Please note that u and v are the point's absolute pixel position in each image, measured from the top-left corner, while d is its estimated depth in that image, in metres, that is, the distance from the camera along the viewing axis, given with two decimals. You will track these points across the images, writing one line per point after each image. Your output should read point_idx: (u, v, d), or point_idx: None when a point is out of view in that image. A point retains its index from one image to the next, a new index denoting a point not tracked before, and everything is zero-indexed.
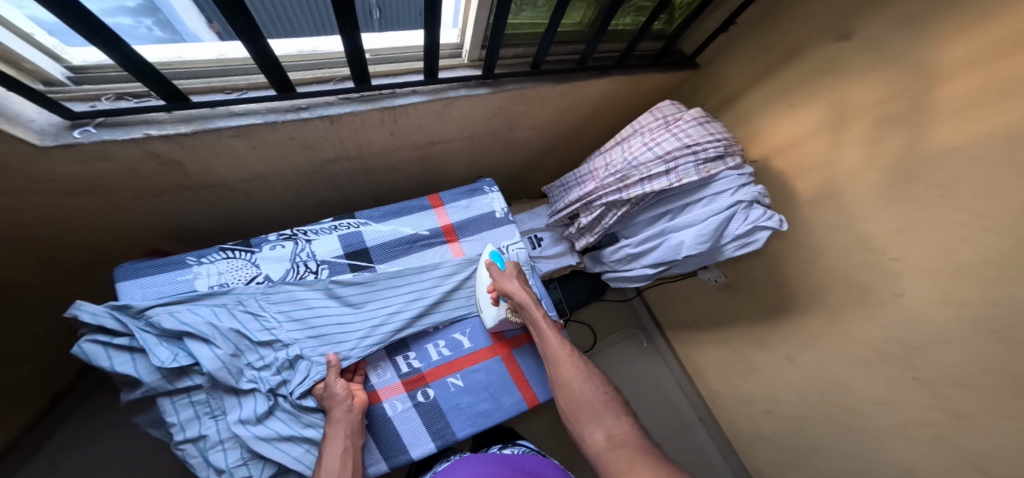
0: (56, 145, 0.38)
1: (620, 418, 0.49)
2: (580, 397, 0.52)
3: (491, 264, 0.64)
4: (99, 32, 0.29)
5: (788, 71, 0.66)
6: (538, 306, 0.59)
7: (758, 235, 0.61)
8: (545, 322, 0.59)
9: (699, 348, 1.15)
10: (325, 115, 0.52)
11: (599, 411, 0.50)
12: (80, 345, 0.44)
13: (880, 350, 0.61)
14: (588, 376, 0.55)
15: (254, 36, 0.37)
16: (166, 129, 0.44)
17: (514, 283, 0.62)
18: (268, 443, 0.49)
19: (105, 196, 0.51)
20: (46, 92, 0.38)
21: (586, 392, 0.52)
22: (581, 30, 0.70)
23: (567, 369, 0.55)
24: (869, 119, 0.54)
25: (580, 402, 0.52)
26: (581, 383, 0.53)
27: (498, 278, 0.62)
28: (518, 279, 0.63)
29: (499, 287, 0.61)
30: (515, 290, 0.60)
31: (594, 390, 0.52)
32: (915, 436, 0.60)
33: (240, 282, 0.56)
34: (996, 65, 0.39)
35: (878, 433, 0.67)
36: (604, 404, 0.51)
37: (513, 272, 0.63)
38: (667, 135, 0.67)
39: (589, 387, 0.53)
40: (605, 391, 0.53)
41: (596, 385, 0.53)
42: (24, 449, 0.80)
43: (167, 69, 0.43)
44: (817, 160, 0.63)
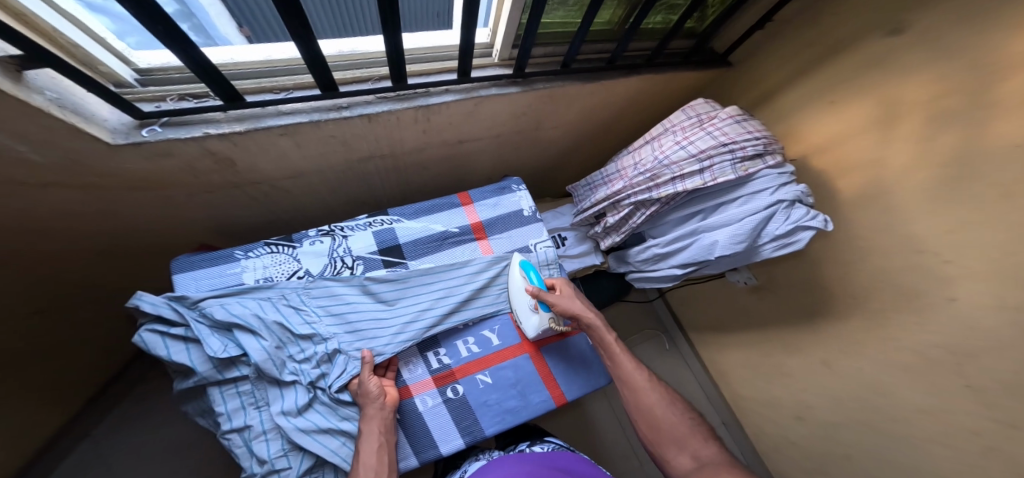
0: (127, 142, 0.40)
1: (706, 441, 0.49)
2: (664, 422, 0.52)
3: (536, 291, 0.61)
4: (170, 33, 0.31)
5: (831, 67, 0.64)
6: (608, 329, 0.60)
7: (800, 235, 0.59)
8: (617, 345, 0.59)
9: (725, 351, 1.12)
10: (364, 114, 0.53)
11: (683, 436, 0.50)
12: (140, 334, 0.46)
13: (928, 356, 0.58)
14: (670, 401, 0.54)
15: (305, 36, 0.38)
16: (223, 128, 0.46)
17: (576, 304, 0.62)
18: (307, 435, 0.51)
19: (163, 192, 0.53)
20: (119, 93, 0.40)
21: (671, 417, 0.52)
22: (610, 29, 0.68)
23: (648, 395, 0.54)
24: (920, 115, 0.51)
25: (664, 427, 0.51)
26: (665, 408, 0.53)
27: (557, 299, 0.61)
28: (578, 300, 0.63)
29: (561, 309, 0.61)
30: (582, 312, 0.61)
31: (678, 415, 0.52)
32: (966, 448, 0.56)
33: (282, 276, 0.58)
34: None
35: (925, 444, 0.63)
36: (689, 428, 0.51)
37: (571, 293, 0.64)
38: (702, 133, 0.65)
39: (673, 412, 0.53)
40: (689, 416, 0.53)
41: (679, 411, 0.53)
42: (80, 429, 0.85)
43: (225, 70, 0.45)
44: (862, 158, 0.61)
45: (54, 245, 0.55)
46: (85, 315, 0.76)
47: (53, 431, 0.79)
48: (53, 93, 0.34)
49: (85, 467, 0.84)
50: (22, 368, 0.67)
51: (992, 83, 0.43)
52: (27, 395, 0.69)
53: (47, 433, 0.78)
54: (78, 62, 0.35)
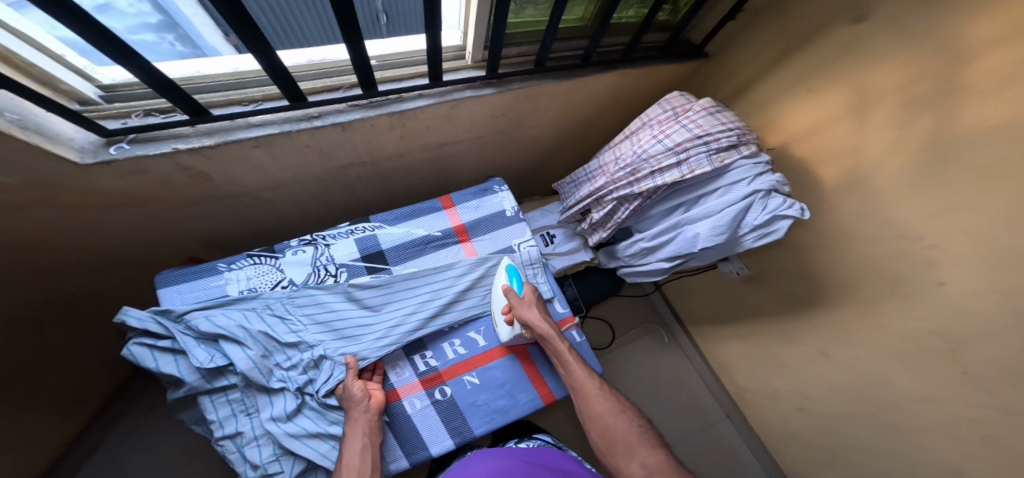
0: (95, 161, 0.42)
1: (654, 449, 0.51)
2: (615, 431, 0.53)
3: (508, 290, 0.62)
4: (119, 50, 0.31)
5: (803, 55, 0.63)
6: (559, 338, 0.60)
7: (779, 224, 0.58)
8: (569, 354, 0.59)
9: (723, 343, 1.12)
10: (336, 122, 0.54)
11: (633, 444, 0.51)
12: (129, 347, 0.48)
13: (920, 340, 0.58)
14: (620, 409, 0.56)
15: (263, 47, 0.38)
16: (192, 142, 0.47)
17: (534, 311, 0.61)
18: (297, 440, 0.53)
19: (143, 207, 0.55)
20: (82, 110, 0.41)
21: (620, 425, 0.54)
22: (585, 25, 0.68)
23: (598, 404, 0.56)
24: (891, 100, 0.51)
25: (616, 435, 0.53)
26: (615, 417, 0.54)
27: (516, 305, 0.61)
28: (536, 307, 0.62)
29: (520, 316, 0.59)
30: (535, 320, 0.60)
31: (628, 423, 0.54)
32: (966, 434, 0.56)
33: (266, 286, 0.59)
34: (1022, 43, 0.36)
35: (924, 431, 0.63)
36: (639, 436, 0.52)
37: (531, 300, 0.62)
38: (677, 126, 0.65)
39: (623, 420, 0.54)
40: (639, 424, 0.54)
41: (629, 418, 0.55)
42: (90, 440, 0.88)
43: (189, 84, 0.45)
44: (840, 145, 0.60)
45: (46, 263, 0.57)
46: (84, 329, 0.78)
47: (63, 443, 0.82)
48: (14, 115, 0.35)
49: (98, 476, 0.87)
50: (27, 384, 0.68)
51: (960, 66, 0.42)
52: (33, 410, 0.71)
53: (57, 446, 0.80)
54: (38, 81, 0.35)
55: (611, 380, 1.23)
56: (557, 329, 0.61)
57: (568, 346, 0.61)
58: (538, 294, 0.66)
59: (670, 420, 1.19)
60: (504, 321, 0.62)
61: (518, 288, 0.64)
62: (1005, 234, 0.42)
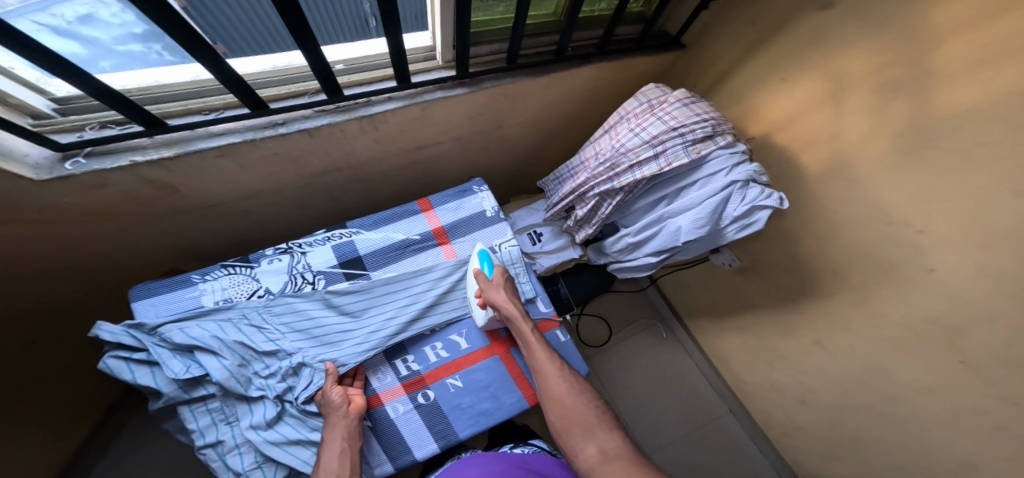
0: (51, 177, 0.42)
1: (611, 431, 0.52)
2: (572, 411, 0.54)
3: (479, 273, 0.63)
4: (56, 63, 0.31)
5: (776, 43, 0.62)
6: (525, 319, 0.60)
7: (758, 215, 0.57)
8: (532, 335, 0.60)
9: (721, 336, 1.11)
10: (302, 129, 0.54)
11: (590, 425, 0.52)
12: (104, 361, 0.48)
13: (917, 330, 0.56)
14: (580, 390, 0.57)
15: (211, 56, 0.38)
16: (151, 154, 0.46)
17: (502, 293, 0.61)
18: (278, 447, 0.53)
19: (115, 221, 0.55)
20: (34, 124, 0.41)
21: (578, 407, 0.55)
22: (556, 19, 0.67)
23: (559, 385, 0.56)
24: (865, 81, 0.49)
25: (573, 416, 0.54)
26: (574, 398, 0.55)
27: (485, 287, 0.61)
28: (505, 289, 0.62)
29: (487, 297, 0.60)
30: (503, 302, 0.60)
31: (585, 404, 0.55)
32: (970, 426, 0.54)
33: (242, 296, 0.59)
34: (993, 24, 0.35)
35: (928, 423, 0.61)
36: (596, 418, 0.53)
37: (500, 282, 0.62)
38: (652, 119, 0.63)
39: (580, 401, 0.55)
40: (596, 405, 0.55)
41: (587, 399, 0.56)
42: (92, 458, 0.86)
43: (147, 94, 0.45)
44: (821, 132, 0.58)
45: (22, 282, 0.57)
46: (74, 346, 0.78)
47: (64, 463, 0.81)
48: None
49: None
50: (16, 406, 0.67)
51: (933, 47, 0.41)
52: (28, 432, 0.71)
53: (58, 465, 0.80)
54: None
55: (610, 377, 1.22)
56: (523, 311, 0.61)
57: (533, 328, 0.61)
58: (510, 279, 0.65)
59: (671, 416, 1.18)
60: (477, 305, 0.62)
61: (489, 271, 0.64)
62: (992, 216, 0.40)
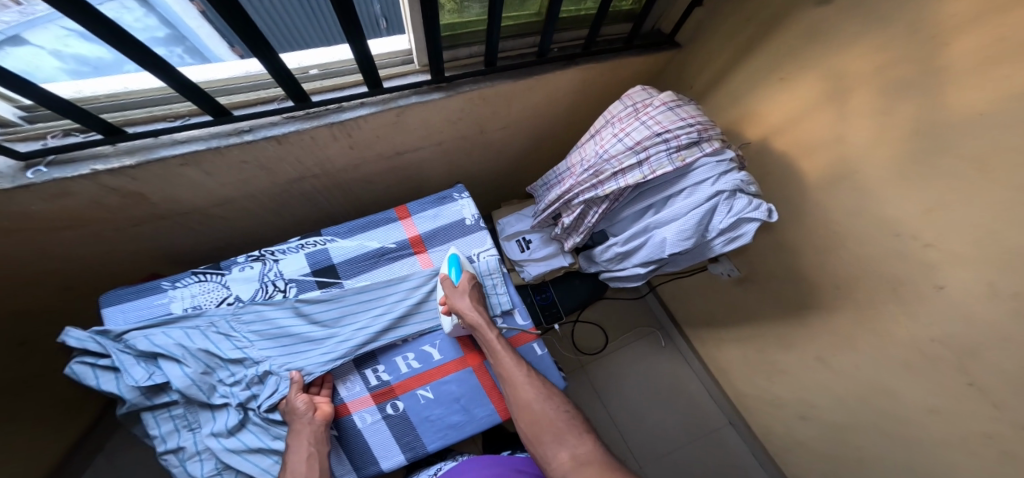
0: (13, 186, 0.42)
1: (582, 435, 0.52)
2: (542, 418, 0.52)
3: (445, 278, 0.63)
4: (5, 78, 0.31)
5: (773, 41, 0.57)
6: (490, 327, 0.58)
7: (746, 227, 0.53)
8: (498, 343, 0.58)
9: (721, 347, 1.05)
10: (269, 136, 0.53)
11: (561, 432, 0.51)
12: (70, 366, 0.48)
13: (926, 352, 0.51)
14: (549, 396, 0.54)
15: (161, 65, 0.37)
16: (112, 162, 0.46)
17: (466, 300, 0.59)
18: (237, 454, 0.52)
19: (89, 228, 0.56)
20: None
21: (547, 413, 0.52)
22: (540, 20, 0.64)
23: (526, 392, 0.54)
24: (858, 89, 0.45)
25: (543, 423, 0.52)
26: (542, 404, 0.53)
27: (449, 294, 0.60)
28: (469, 295, 0.60)
29: (451, 306, 0.58)
30: (467, 309, 0.58)
31: (555, 410, 0.53)
32: (989, 463, 0.48)
33: (211, 303, 0.58)
34: (1007, 16, 0.31)
35: (944, 456, 0.55)
36: (566, 422, 0.52)
37: (465, 288, 0.60)
38: (636, 123, 0.59)
39: (550, 407, 0.53)
40: (565, 410, 0.54)
41: (557, 405, 0.54)
42: (79, 463, 0.85)
43: (114, 100, 0.46)
44: (820, 137, 0.54)
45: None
46: (57, 351, 0.78)
47: (48, 469, 0.79)
48: None
49: None
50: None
51: (940, 46, 0.37)
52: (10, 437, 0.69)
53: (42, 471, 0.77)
54: None
55: (604, 385, 1.19)
56: (489, 319, 0.59)
57: (498, 335, 0.59)
58: (477, 284, 0.63)
59: (668, 428, 1.13)
60: (444, 312, 0.61)
61: (456, 276, 0.63)
62: (1007, 232, 0.36)
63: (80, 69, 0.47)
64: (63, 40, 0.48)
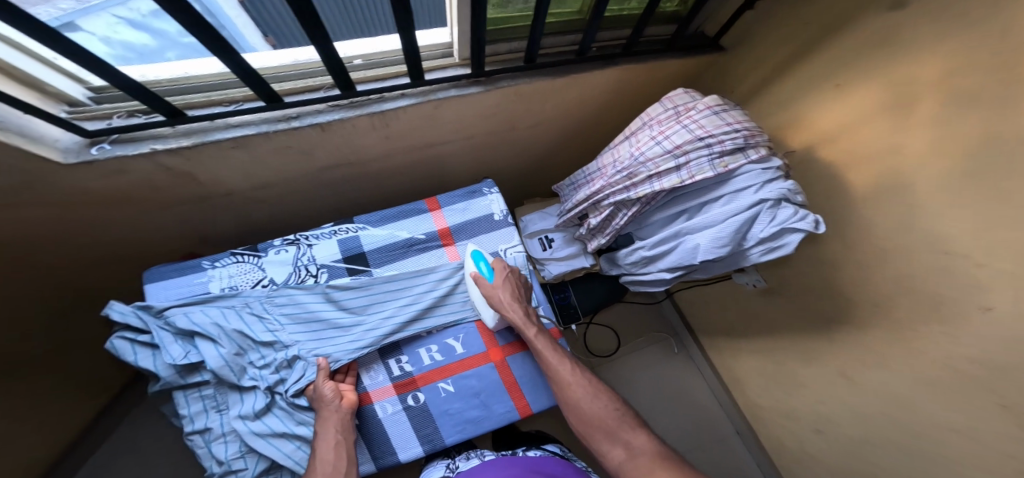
0: (77, 161, 0.44)
1: (635, 430, 0.51)
2: (592, 416, 0.52)
3: (478, 277, 0.61)
4: (83, 55, 0.32)
5: (830, 48, 0.56)
6: (531, 325, 0.58)
7: (789, 238, 0.51)
8: (541, 340, 0.57)
9: (738, 357, 1.03)
10: (314, 123, 0.54)
11: (614, 429, 0.51)
12: (111, 341, 0.50)
13: (960, 372, 0.48)
14: (597, 394, 0.54)
15: (227, 51, 0.38)
16: (170, 143, 0.48)
17: (505, 298, 0.59)
18: (262, 438, 0.53)
19: (138, 205, 0.57)
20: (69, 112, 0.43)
21: (597, 411, 0.52)
22: (581, 18, 0.63)
23: (574, 390, 0.54)
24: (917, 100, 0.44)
25: (592, 421, 0.52)
26: (591, 402, 0.53)
27: (486, 292, 0.60)
28: (507, 294, 0.60)
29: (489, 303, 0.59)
30: (506, 307, 0.58)
31: (605, 408, 0.52)
32: None
33: (247, 285, 0.60)
34: None
35: None
36: (617, 420, 0.52)
37: (501, 286, 0.61)
38: (678, 126, 0.58)
39: (600, 406, 0.53)
40: (616, 407, 0.53)
41: (607, 403, 0.53)
42: (105, 426, 0.89)
43: (174, 84, 0.47)
44: (875, 148, 0.52)
45: (43, 258, 0.60)
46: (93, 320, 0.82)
47: (80, 428, 0.83)
48: None
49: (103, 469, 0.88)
50: (38, 365, 0.71)
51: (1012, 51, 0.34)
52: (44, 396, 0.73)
53: (70, 435, 0.81)
54: (23, 85, 0.37)
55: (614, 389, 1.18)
56: (529, 316, 0.59)
57: (540, 331, 0.58)
58: (512, 279, 0.63)
59: (676, 436, 1.11)
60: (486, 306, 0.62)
61: (489, 273, 0.62)
62: None
63: (127, 56, 0.48)
64: (113, 26, 0.49)
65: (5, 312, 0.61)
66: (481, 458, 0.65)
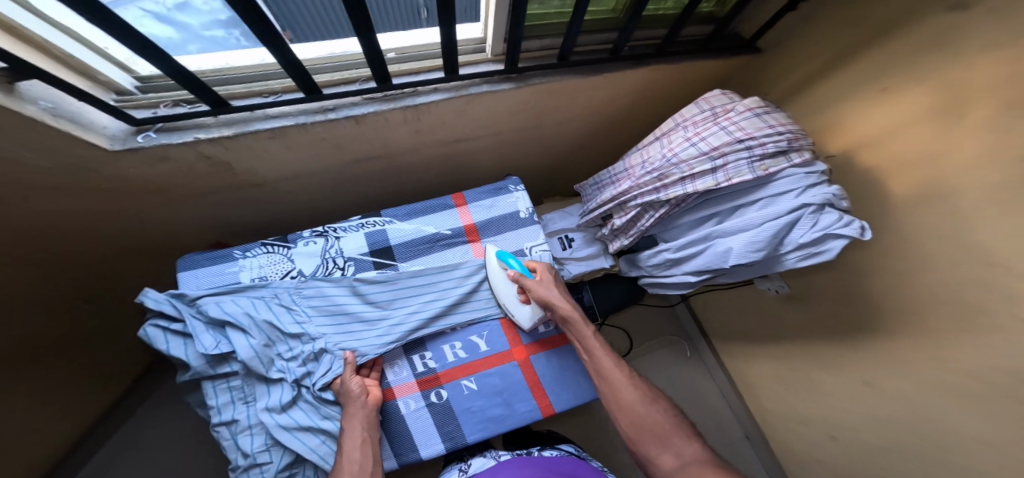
0: (123, 148, 0.44)
1: (690, 439, 0.47)
2: (645, 419, 0.49)
3: (520, 274, 0.61)
4: (142, 44, 0.32)
5: (877, 51, 0.54)
6: (585, 323, 0.58)
7: (830, 244, 0.49)
8: (594, 339, 0.57)
9: (752, 362, 1.02)
10: (350, 115, 0.54)
11: (668, 434, 0.48)
12: (144, 328, 0.50)
13: (993, 380, 0.45)
14: (652, 399, 0.52)
15: (277, 42, 0.38)
16: (212, 132, 0.48)
17: (557, 294, 0.60)
18: (288, 432, 0.52)
19: (172, 193, 0.58)
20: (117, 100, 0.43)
21: (651, 414, 0.50)
22: (615, 16, 0.62)
23: (628, 391, 0.52)
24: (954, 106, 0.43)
25: (645, 424, 0.49)
26: (646, 405, 0.51)
27: (533, 286, 0.60)
28: (559, 290, 0.61)
29: (538, 296, 0.59)
30: (560, 303, 0.59)
31: (659, 412, 0.50)
32: None
33: (276, 275, 0.60)
34: None
35: None
36: (673, 426, 0.48)
37: (554, 284, 0.62)
38: (715, 128, 0.57)
39: (655, 410, 0.50)
40: (673, 414, 0.50)
41: (662, 408, 0.51)
42: (130, 404, 0.93)
43: (216, 75, 0.47)
44: (919, 151, 0.49)
45: (72, 241, 0.60)
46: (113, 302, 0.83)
47: (104, 406, 0.87)
48: (48, 103, 0.37)
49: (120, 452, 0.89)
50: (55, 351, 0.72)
51: None
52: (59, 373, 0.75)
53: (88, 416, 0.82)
54: (75, 72, 0.38)
55: None
56: (583, 315, 0.59)
57: (592, 330, 0.59)
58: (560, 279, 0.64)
59: None
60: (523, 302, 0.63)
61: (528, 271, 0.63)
62: None
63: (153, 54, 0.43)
64: (138, 20, 0.41)
65: (28, 297, 0.61)
66: (496, 458, 0.63)
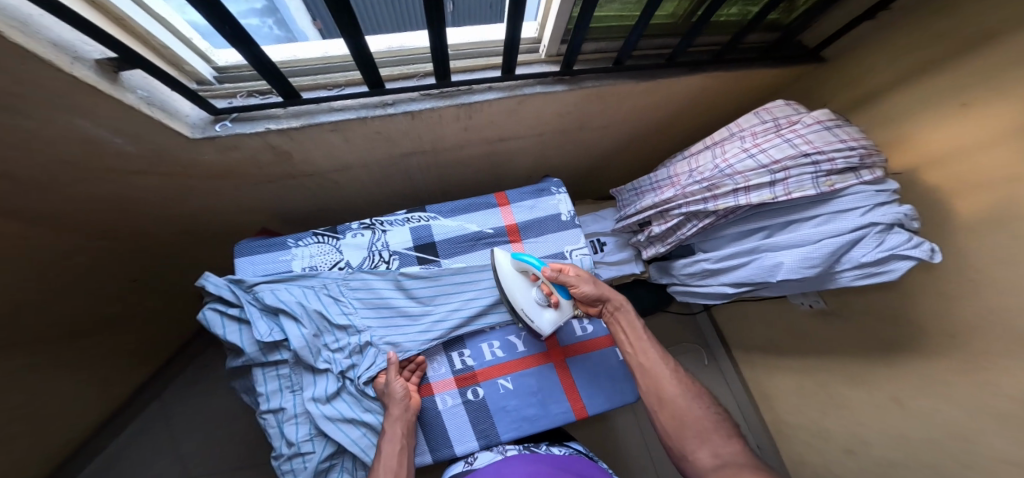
0: (202, 136, 0.46)
1: (730, 438, 0.44)
2: (686, 412, 0.48)
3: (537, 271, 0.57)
4: (236, 33, 0.33)
5: (954, 68, 0.52)
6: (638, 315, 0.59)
7: (895, 264, 0.48)
8: (642, 330, 0.57)
9: (774, 374, 1.00)
10: (407, 111, 0.54)
11: (709, 430, 0.45)
12: (204, 311, 0.52)
13: None
14: (695, 394, 0.50)
15: (353, 32, 0.38)
16: (282, 123, 0.49)
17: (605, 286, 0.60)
18: (332, 422, 0.53)
19: (231, 180, 0.59)
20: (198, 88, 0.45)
21: (693, 408, 0.48)
22: (675, 21, 0.61)
23: (670, 385, 0.51)
24: None
25: (686, 417, 0.47)
26: (689, 399, 0.49)
27: (574, 279, 0.58)
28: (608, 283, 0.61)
29: (586, 287, 0.57)
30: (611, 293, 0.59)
31: (703, 408, 0.48)
32: None
33: (325, 266, 0.61)
34: None
35: None
36: (716, 423, 0.46)
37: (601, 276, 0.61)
38: (775, 142, 0.57)
39: (698, 405, 0.48)
40: (716, 412, 0.48)
41: (705, 404, 0.49)
42: (163, 380, 0.97)
43: (288, 67, 0.49)
44: (988, 171, 0.47)
45: (134, 220, 0.63)
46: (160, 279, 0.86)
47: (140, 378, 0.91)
48: (144, 92, 0.40)
49: (153, 423, 0.93)
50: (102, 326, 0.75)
51: None
52: (103, 344, 0.78)
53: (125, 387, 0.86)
54: (166, 61, 0.41)
55: None
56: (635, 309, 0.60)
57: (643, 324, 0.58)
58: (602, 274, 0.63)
59: None
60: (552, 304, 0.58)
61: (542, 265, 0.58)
62: None
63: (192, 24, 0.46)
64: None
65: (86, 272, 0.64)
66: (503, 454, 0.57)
